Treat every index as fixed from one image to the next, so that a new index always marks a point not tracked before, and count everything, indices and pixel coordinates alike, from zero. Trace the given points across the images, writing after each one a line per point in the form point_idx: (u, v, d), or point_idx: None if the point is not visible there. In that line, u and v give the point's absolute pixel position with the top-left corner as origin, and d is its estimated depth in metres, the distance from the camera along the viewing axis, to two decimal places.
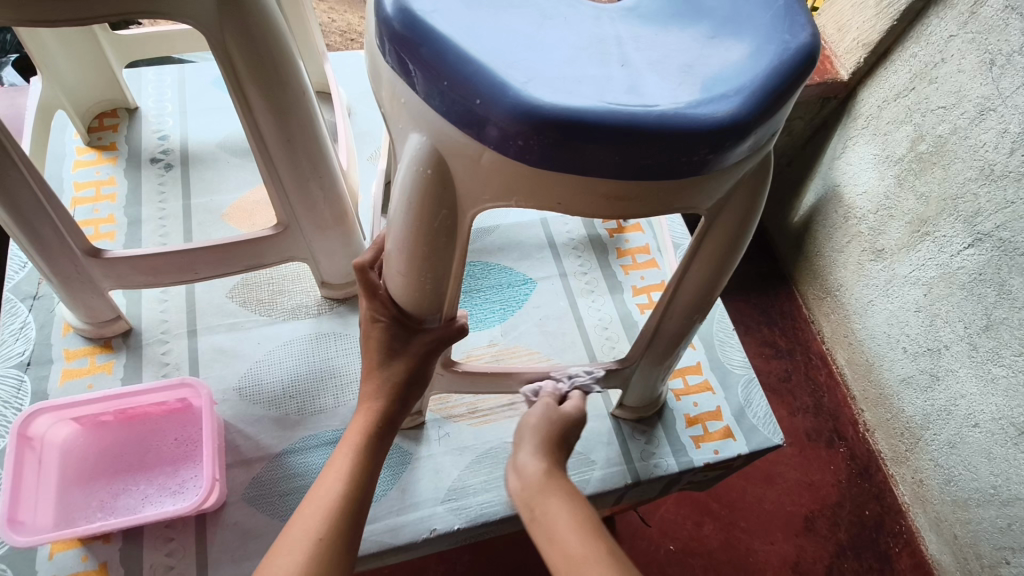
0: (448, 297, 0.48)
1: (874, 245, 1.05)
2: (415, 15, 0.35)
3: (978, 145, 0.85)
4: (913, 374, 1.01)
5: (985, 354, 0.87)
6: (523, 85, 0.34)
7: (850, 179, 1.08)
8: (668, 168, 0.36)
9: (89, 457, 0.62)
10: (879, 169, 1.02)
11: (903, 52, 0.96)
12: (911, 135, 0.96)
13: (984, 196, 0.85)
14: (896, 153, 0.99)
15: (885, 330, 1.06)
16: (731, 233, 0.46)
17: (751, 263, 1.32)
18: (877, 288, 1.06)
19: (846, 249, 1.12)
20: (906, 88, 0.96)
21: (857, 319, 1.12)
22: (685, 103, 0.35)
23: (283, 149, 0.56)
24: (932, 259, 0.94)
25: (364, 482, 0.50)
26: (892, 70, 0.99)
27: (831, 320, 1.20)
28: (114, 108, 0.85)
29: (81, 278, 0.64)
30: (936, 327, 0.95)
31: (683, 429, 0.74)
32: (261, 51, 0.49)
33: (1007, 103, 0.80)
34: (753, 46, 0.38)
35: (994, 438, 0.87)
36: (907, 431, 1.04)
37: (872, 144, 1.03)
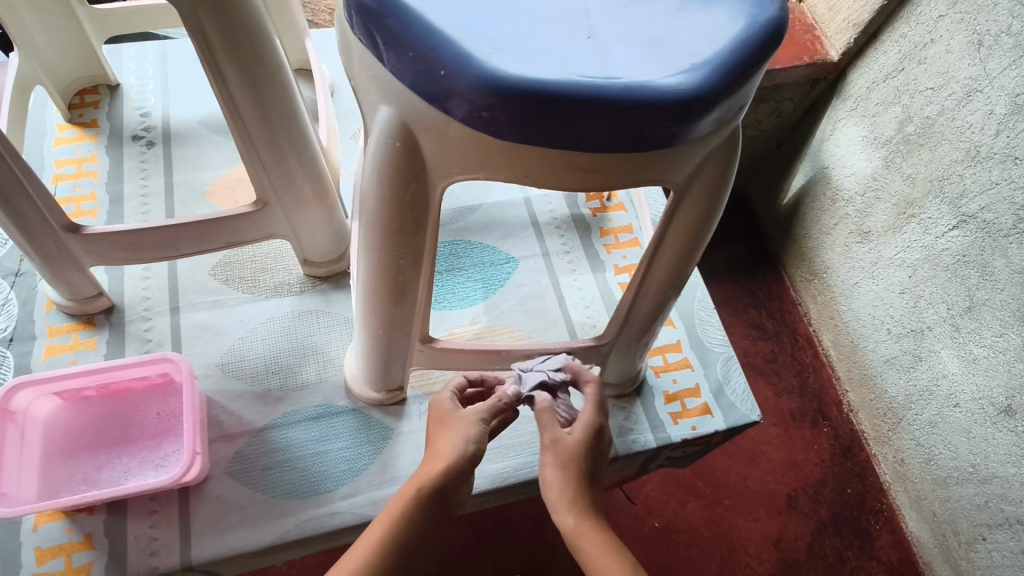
0: (423, 271, 0.49)
1: (860, 227, 1.06)
2: None
3: (964, 127, 0.85)
4: (897, 355, 1.03)
5: (967, 335, 0.88)
6: (487, 57, 0.34)
7: (838, 161, 1.09)
8: (634, 141, 0.37)
9: (72, 431, 0.63)
10: (867, 150, 1.03)
11: (892, 32, 0.96)
12: (899, 116, 0.96)
13: (969, 178, 0.85)
14: (884, 134, 0.99)
15: (870, 312, 1.07)
16: (700, 210, 0.46)
17: (739, 245, 1.33)
18: (863, 270, 1.07)
19: (834, 231, 1.13)
20: (895, 69, 0.96)
21: (843, 300, 1.14)
22: (649, 76, 0.35)
23: (261, 125, 0.56)
24: (917, 241, 0.95)
25: (411, 524, 0.52)
26: (881, 50, 0.99)
27: (817, 302, 1.21)
28: (95, 84, 0.85)
29: (62, 254, 0.65)
30: (920, 309, 0.96)
31: (662, 406, 0.75)
32: (235, 25, 0.48)
33: (994, 85, 0.80)
34: (721, 21, 0.38)
35: (975, 417, 0.89)
36: (890, 411, 1.06)
37: (861, 126, 1.04)
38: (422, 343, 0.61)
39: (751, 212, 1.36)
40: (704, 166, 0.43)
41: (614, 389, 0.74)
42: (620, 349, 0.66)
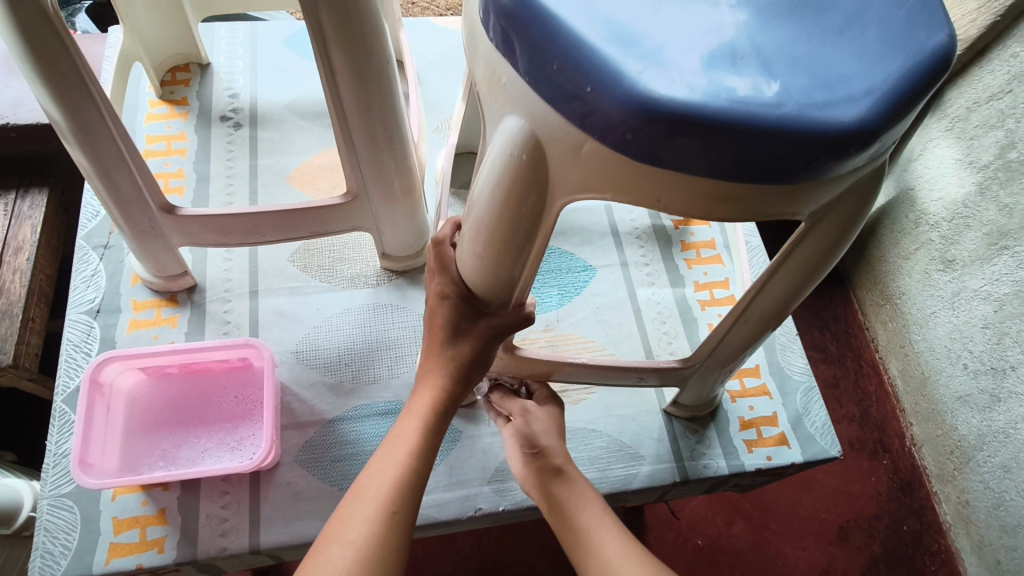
0: (521, 281, 0.48)
1: (944, 254, 1.00)
2: None
3: None
4: (971, 392, 0.97)
5: None
6: (638, 74, 0.32)
7: (927, 182, 1.03)
8: (782, 174, 0.34)
9: (153, 407, 0.64)
10: (960, 174, 0.97)
11: (1003, 50, 0.90)
12: (1001, 141, 0.90)
13: None
14: (981, 158, 0.93)
15: (946, 344, 1.01)
16: (827, 241, 0.43)
17: None
18: (943, 299, 1.01)
19: (912, 256, 1.07)
20: (1002, 90, 0.90)
21: (916, 329, 1.08)
22: (812, 104, 0.33)
23: (362, 118, 0.55)
24: (1008, 274, 0.89)
25: (427, 455, 0.51)
26: (988, 69, 0.92)
27: (887, 328, 1.16)
28: (187, 62, 0.86)
29: (153, 232, 0.65)
30: (1002, 346, 0.90)
31: (736, 432, 0.72)
32: (350, 17, 0.47)
33: None
34: (887, 43, 0.35)
35: None
36: (958, 449, 1.01)
37: (956, 147, 0.98)
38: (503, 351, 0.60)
39: None
40: (842, 197, 0.40)
41: (689, 411, 0.71)
42: (699, 375, 0.64)
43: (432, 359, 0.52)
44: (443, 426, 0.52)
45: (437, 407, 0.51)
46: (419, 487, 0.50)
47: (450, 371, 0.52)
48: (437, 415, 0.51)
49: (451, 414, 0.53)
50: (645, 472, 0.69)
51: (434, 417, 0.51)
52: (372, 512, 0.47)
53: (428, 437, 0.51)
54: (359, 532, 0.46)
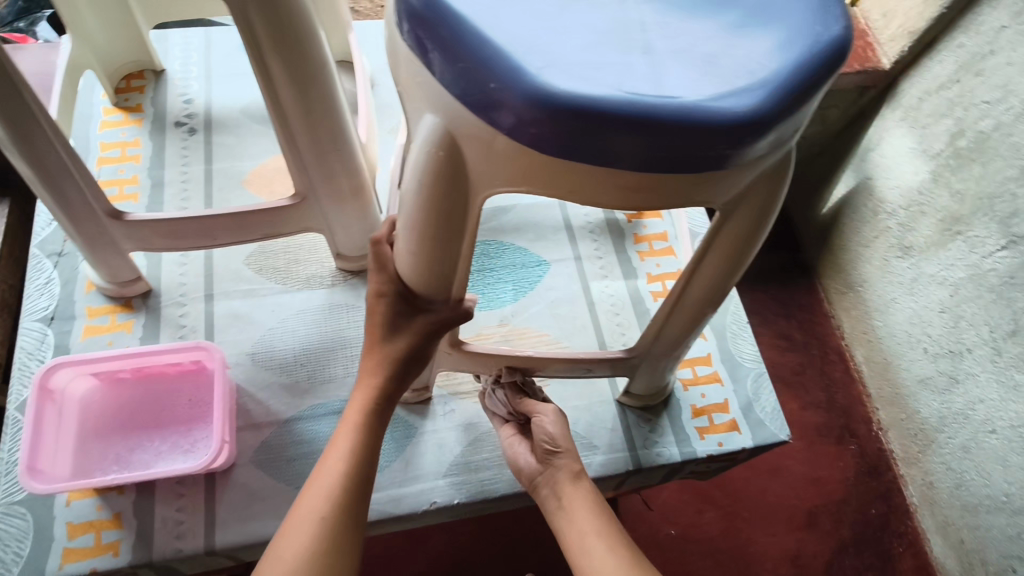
0: (457, 278, 0.49)
1: (901, 241, 1.03)
2: None
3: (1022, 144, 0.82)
4: (931, 375, 1.00)
5: (1009, 359, 0.86)
6: (539, 71, 0.33)
7: (883, 172, 1.06)
8: (685, 163, 0.36)
9: (106, 412, 0.64)
10: (914, 162, 0.99)
11: (951, 41, 0.93)
12: (952, 129, 0.93)
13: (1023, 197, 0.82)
14: (934, 147, 0.96)
15: (906, 329, 1.04)
16: (746, 229, 0.45)
17: (774, 254, 1.30)
18: (902, 285, 1.04)
19: (872, 244, 1.10)
20: (950, 80, 0.93)
21: (878, 315, 1.11)
22: (707, 96, 0.34)
23: (304, 120, 0.56)
24: (962, 259, 0.92)
25: (364, 458, 0.52)
26: (937, 60, 0.95)
27: (851, 316, 1.18)
28: (141, 70, 0.85)
29: (104, 239, 0.65)
30: (958, 329, 0.93)
31: (688, 419, 0.74)
32: (283, 20, 0.48)
33: None
34: (784, 38, 0.37)
35: (1011, 445, 0.86)
36: (921, 432, 1.04)
37: (909, 137, 1.00)
38: (451, 346, 0.61)
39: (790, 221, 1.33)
40: (754, 185, 0.42)
41: (640, 400, 0.73)
42: (648, 366, 0.65)
43: (370, 358, 0.55)
44: (378, 426, 0.54)
45: (367, 408, 0.54)
46: (358, 491, 0.51)
47: (386, 367, 0.54)
48: (370, 417, 0.54)
49: (386, 416, 0.55)
50: (599, 461, 0.70)
51: (367, 418, 0.53)
52: (306, 522, 0.49)
53: (362, 440, 0.53)
54: (292, 547, 0.48)
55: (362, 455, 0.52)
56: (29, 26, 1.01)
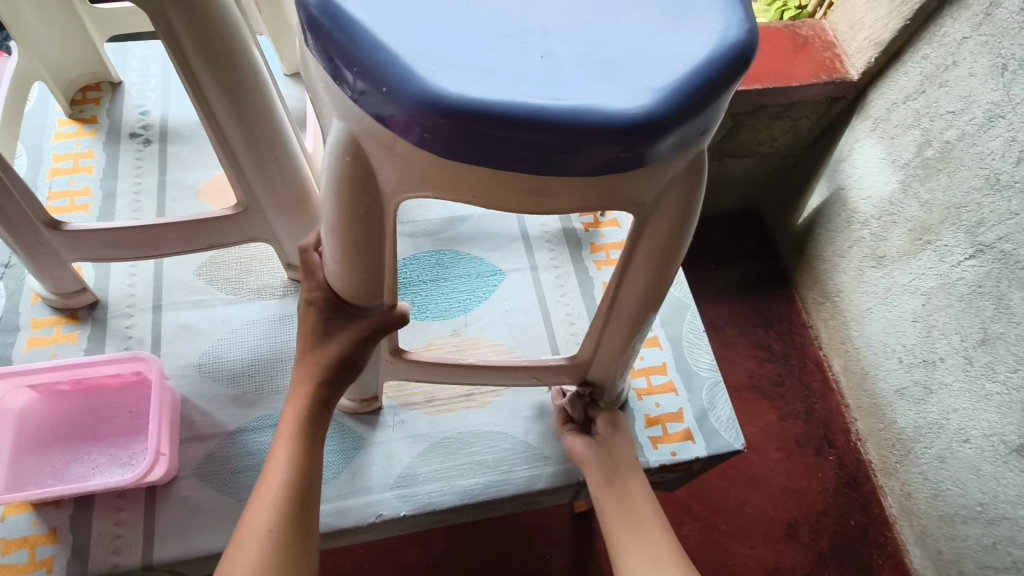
0: (386, 284, 0.49)
1: (875, 251, 1.03)
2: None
3: (985, 153, 0.82)
4: (907, 385, 0.99)
5: (979, 369, 0.85)
6: (430, 75, 0.34)
7: (855, 182, 1.06)
8: (583, 166, 0.36)
9: (45, 424, 0.63)
10: (885, 173, 1.00)
11: (915, 53, 0.93)
12: (918, 139, 0.93)
13: (987, 206, 0.82)
14: (902, 157, 0.96)
15: (881, 339, 1.04)
16: (668, 233, 0.45)
17: (750, 265, 1.30)
18: (876, 295, 1.04)
19: (846, 254, 1.10)
20: (916, 90, 0.93)
21: (855, 326, 1.10)
22: (599, 98, 0.34)
23: (239, 129, 0.56)
24: (932, 268, 0.92)
25: (306, 464, 0.51)
26: (903, 71, 0.96)
27: (829, 326, 1.18)
28: (97, 81, 0.84)
29: (45, 250, 0.65)
30: (931, 339, 0.93)
31: (642, 429, 0.73)
32: (207, 28, 0.48)
33: (1017, 111, 0.78)
34: (685, 42, 0.37)
35: (984, 454, 0.86)
36: (898, 442, 1.03)
37: (879, 147, 1.01)
38: (391, 354, 0.61)
39: (766, 232, 1.33)
40: (669, 189, 0.42)
41: None
42: (598, 376, 0.65)
43: (303, 366, 0.54)
44: (318, 432, 0.54)
45: (303, 416, 0.53)
46: (303, 500, 0.50)
47: (318, 374, 0.54)
48: (307, 424, 0.53)
49: (324, 422, 0.54)
50: (550, 472, 0.69)
51: (304, 424, 0.53)
52: (253, 537, 0.48)
53: (303, 448, 0.52)
54: (242, 563, 0.47)
55: (305, 463, 0.52)
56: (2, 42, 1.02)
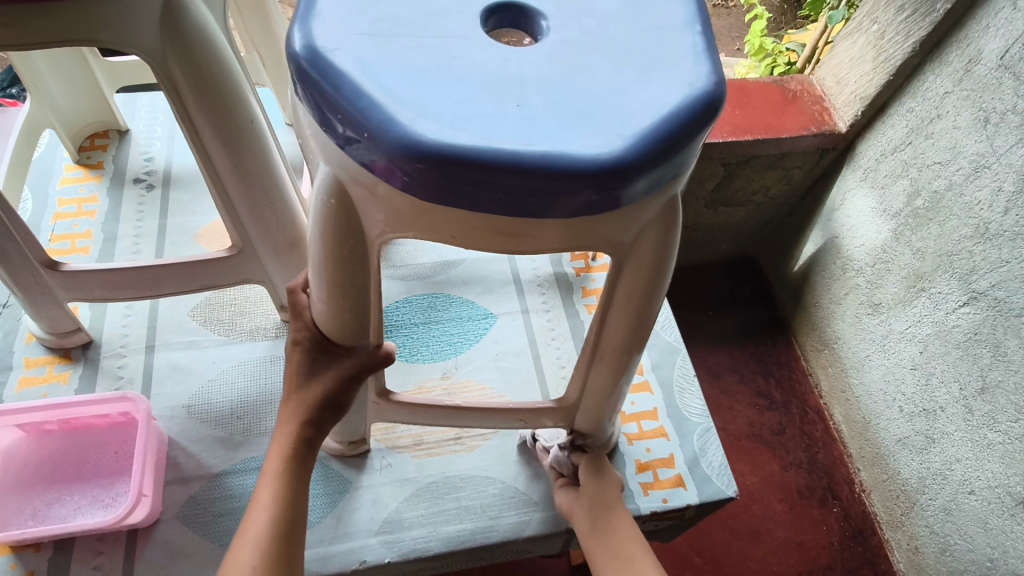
0: (372, 323, 0.50)
1: (871, 298, 1.03)
2: (318, 52, 0.37)
3: (973, 202, 0.84)
4: (909, 435, 0.98)
5: (981, 418, 0.84)
6: (409, 121, 0.35)
7: (849, 231, 1.07)
8: (556, 208, 0.37)
9: (29, 464, 0.63)
10: (877, 222, 1.01)
11: (900, 106, 0.96)
12: (908, 189, 0.95)
13: (978, 254, 0.83)
14: (893, 206, 0.98)
15: (881, 387, 1.03)
16: (647, 273, 0.45)
17: (748, 312, 1.30)
18: (874, 342, 1.04)
19: (843, 301, 1.10)
20: (902, 142, 0.96)
21: (854, 374, 1.10)
22: (571, 144, 0.36)
23: (235, 174, 0.58)
24: (928, 315, 0.92)
25: (292, 502, 0.51)
26: (890, 124, 0.98)
27: (828, 374, 1.17)
28: (105, 129, 0.88)
29: (41, 289, 0.66)
30: (931, 387, 0.92)
31: (632, 475, 0.72)
32: (207, 79, 0.51)
33: (1001, 162, 0.79)
34: (656, 92, 0.39)
35: (991, 507, 0.84)
36: (903, 494, 1.01)
37: (871, 197, 1.02)
38: (377, 396, 0.61)
39: (763, 278, 1.33)
40: (645, 230, 0.43)
41: None
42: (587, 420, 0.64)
43: (289, 405, 0.54)
44: (305, 468, 0.53)
45: (290, 453, 0.52)
46: (288, 539, 0.49)
47: (305, 413, 0.53)
48: (293, 460, 0.52)
49: (310, 460, 0.53)
50: (538, 518, 0.68)
51: (291, 461, 0.52)
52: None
53: (289, 485, 0.51)
54: None
55: (289, 505, 0.51)
56: (20, 92, 1.06)
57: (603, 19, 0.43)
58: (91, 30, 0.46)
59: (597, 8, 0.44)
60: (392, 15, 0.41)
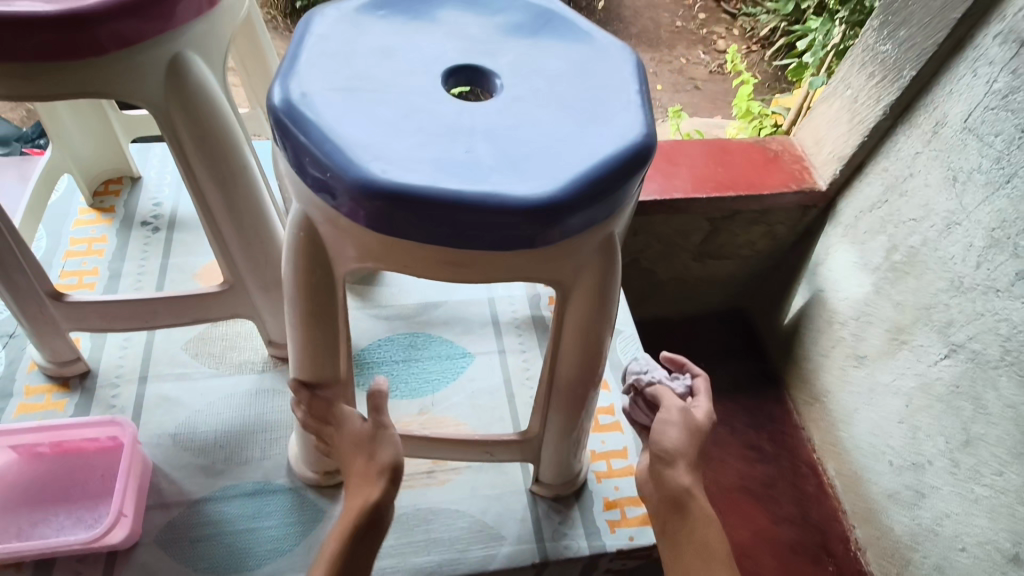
0: (342, 350, 0.55)
1: (856, 350, 1.02)
2: (294, 103, 0.43)
3: (947, 257, 0.84)
4: (898, 489, 0.94)
5: (967, 472, 0.82)
6: (366, 162, 0.40)
7: (831, 285, 1.07)
8: (496, 242, 0.42)
9: (18, 485, 0.66)
10: (859, 276, 1.00)
11: (875, 166, 0.97)
12: (886, 245, 0.95)
13: (955, 307, 0.83)
14: (874, 261, 0.97)
15: (870, 441, 1.00)
16: (589, 304, 0.50)
17: (739, 364, 1.28)
18: (861, 395, 1.01)
19: (830, 354, 1.09)
20: (880, 199, 0.96)
21: (843, 427, 1.06)
22: (507, 184, 0.41)
23: (228, 213, 0.63)
24: (911, 368, 0.91)
25: (347, 555, 0.51)
26: (866, 182, 0.99)
27: (819, 428, 1.13)
28: (119, 176, 0.95)
29: (45, 319, 0.71)
30: (917, 441, 0.90)
31: (600, 512, 0.74)
32: (204, 129, 0.57)
33: (971, 219, 0.81)
34: (590, 141, 0.44)
35: (982, 565, 0.80)
36: (897, 552, 0.96)
37: (851, 252, 1.02)
38: None
39: (753, 332, 1.32)
40: (584, 266, 0.47)
41: (552, 489, 0.73)
42: (553, 452, 0.67)
43: (366, 466, 0.53)
44: (372, 532, 0.52)
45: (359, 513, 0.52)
46: None
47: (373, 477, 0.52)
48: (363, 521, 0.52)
49: (378, 527, 0.52)
50: (505, 552, 0.70)
51: (360, 520, 0.51)
52: None
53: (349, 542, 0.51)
54: None
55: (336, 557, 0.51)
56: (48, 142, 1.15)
57: (550, 79, 0.49)
58: (102, 84, 0.53)
59: (547, 69, 0.50)
60: (363, 74, 0.47)
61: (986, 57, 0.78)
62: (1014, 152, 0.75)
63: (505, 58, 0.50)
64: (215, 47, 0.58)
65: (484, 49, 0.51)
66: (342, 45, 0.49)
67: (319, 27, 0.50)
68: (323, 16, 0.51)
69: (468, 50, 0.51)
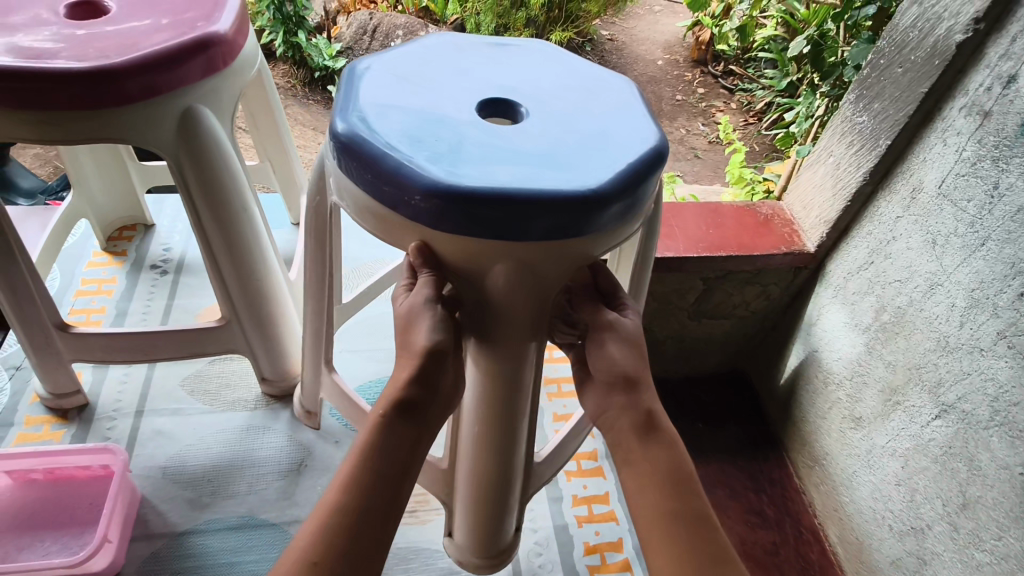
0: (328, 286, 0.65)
1: (852, 412, 0.92)
2: (357, 74, 0.55)
3: (931, 318, 0.77)
4: (902, 556, 0.83)
5: (967, 537, 0.73)
6: (355, 114, 0.50)
7: (826, 345, 0.98)
8: (405, 207, 0.48)
9: (9, 511, 0.68)
10: (850, 336, 0.92)
11: (862, 229, 0.90)
12: (875, 306, 0.87)
13: (944, 366, 0.75)
14: (864, 321, 0.89)
15: (870, 505, 0.89)
16: (525, 316, 0.53)
17: (735, 428, 1.14)
18: (860, 458, 0.91)
19: (828, 417, 0.98)
20: (866, 261, 0.89)
21: (844, 491, 0.95)
22: (432, 164, 0.46)
23: (226, 252, 0.68)
24: (905, 430, 0.81)
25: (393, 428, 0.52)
26: (853, 245, 0.92)
27: (821, 492, 1.01)
28: (134, 223, 1.01)
29: (48, 349, 0.74)
30: (916, 505, 0.80)
31: (581, 557, 0.74)
32: (207, 174, 0.63)
33: (952, 280, 0.73)
34: (545, 172, 0.47)
35: None
36: None
37: (842, 312, 0.94)
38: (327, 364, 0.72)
39: (753, 393, 1.20)
40: (529, 293, 0.52)
41: (470, 549, 0.70)
42: (473, 500, 0.67)
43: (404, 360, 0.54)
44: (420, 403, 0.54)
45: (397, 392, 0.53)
46: (382, 455, 0.52)
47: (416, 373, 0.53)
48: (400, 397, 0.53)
49: (422, 402, 0.54)
50: None
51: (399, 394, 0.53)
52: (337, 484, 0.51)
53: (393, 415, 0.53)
54: (330, 498, 0.50)
55: (346, 533, 0.48)
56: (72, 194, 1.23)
57: (572, 121, 0.54)
58: (119, 129, 0.58)
59: (580, 119, 0.54)
60: (431, 81, 0.57)
61: (954, 127, 0.73)
62: (986, 216, 0.69)
63: (550, 104, 0.56)
64: (223, 102, 0.64)
65: (535, 96, 0.57)
66: (432, 61, 0.60)
67: (411, 49, 0.61)
68: (422, 43, 0.62)
69: (527, 95, 0.57)
